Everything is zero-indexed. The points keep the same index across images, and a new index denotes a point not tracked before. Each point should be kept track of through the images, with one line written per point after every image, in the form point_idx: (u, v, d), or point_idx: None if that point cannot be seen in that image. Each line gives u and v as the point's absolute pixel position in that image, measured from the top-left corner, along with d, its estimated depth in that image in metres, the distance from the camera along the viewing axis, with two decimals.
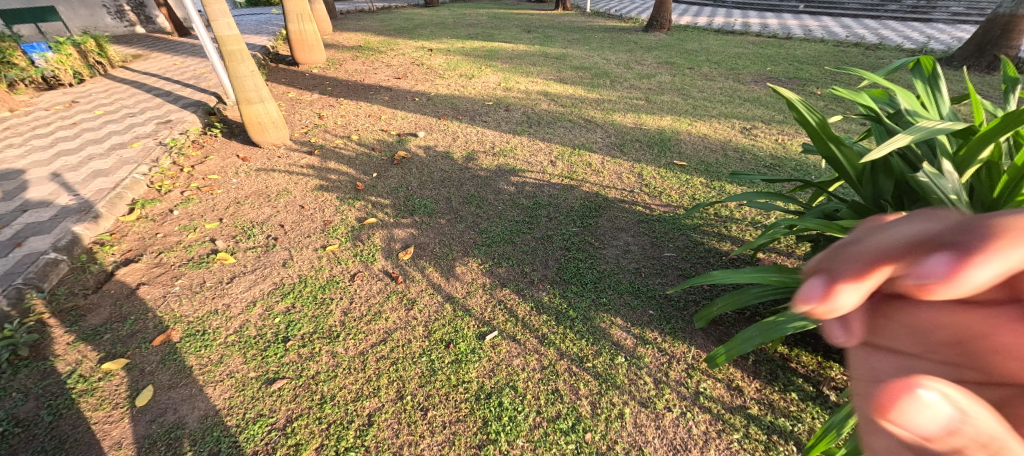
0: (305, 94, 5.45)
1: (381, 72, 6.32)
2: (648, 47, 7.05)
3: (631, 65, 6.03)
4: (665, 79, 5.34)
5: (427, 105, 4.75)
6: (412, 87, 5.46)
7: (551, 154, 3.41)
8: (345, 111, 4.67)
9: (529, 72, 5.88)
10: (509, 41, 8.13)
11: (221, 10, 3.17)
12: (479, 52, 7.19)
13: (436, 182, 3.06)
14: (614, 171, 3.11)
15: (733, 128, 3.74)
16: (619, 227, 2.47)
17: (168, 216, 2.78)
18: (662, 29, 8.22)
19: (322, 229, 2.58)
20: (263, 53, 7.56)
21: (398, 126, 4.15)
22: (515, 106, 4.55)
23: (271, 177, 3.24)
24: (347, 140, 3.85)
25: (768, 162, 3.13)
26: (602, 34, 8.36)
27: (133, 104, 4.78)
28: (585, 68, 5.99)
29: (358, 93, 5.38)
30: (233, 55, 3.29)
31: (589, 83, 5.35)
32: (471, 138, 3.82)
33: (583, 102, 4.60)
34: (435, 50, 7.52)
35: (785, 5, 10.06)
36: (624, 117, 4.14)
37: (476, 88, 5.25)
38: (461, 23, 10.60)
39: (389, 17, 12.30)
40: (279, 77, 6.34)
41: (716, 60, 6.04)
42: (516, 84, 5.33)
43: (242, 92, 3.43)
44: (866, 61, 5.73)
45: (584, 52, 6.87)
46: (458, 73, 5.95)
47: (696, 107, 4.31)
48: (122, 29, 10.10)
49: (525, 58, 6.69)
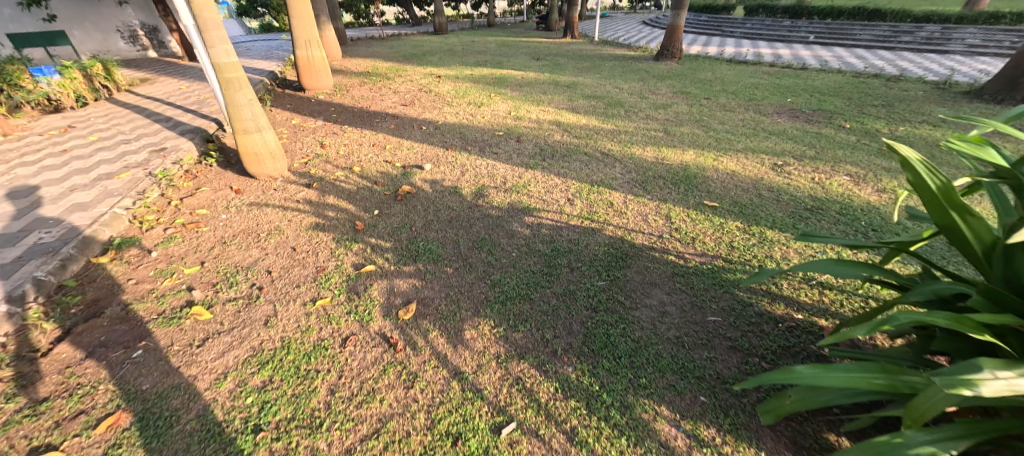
0: (309, 121, 5.30)
1: (389, 99, 6.20)
2: (660, 76, 6.93)
3: (645, 94, 5.87)
4: (682, 109, 5.15)
5: (435, 135, 4.55)
6: (420, 115, 5.30)
7: (568, 191, 3.15)
8: (349, 139, 4.48)
9: (540, 100, 5.72)
10: (518, 68, 8.07)
11: (220, 37, 2.98)
12: (488, 80, 7.09)
13: (443, 222, 2.80)
14: (638, 212, 2.83)
15: (763, 165, 3.48)
16: (651, 281, 2.16)
17: (145, 258, 2.50)
18: (673, 58, 8.18)
19: (314, 277, 2.28)
20: (271, 78, 7.51)
21: (404, 157, 3.93)
22: (526, 136, 4.34)
23: (264, 213, 2.98)
24: (349, 172, 3.62)
25: (808, 204, 2.84)
26: (613, 62, 8.30)
27: (130, 130, 4.61)
28: (598, 97, 5.84)
29: (365, 120, 5.22)
30: (230, 83, 3.09)
31: (603, 112, 5.16)
32: (480, 170, 3.58)
33: (598, 132, 4.39)
34: (443, 77, 7.44)
35: (795, 36, 10.03)
36: (643, 150, 3.91)
37: (486, 117, 5.07)
38: (470, 50, 10.65)
39: (399, 44, 12.45)
40: (285, 103, 6.23)
41: (732, 91, 5.88)
42: (527, 113, 5.15)
43: (239, 122, 3.22)
44: (890, 93, 5.52)
45: (596, 81, 6.75)
46: (467, 101, 5.80)
47: (718, 140, 4.07)
48: (134, 53, 10.21)
49: (536, 86, 6.57)
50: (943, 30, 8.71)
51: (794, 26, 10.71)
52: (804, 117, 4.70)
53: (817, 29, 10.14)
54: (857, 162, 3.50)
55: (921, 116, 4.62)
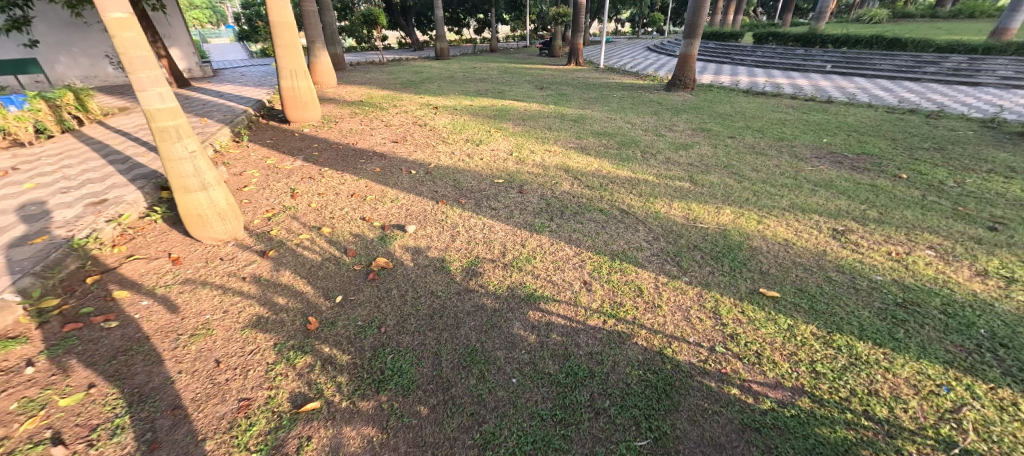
0: (286, 161, 4.74)
1: (379, 134, 5.67)
2: (674, 109, 6.42)
3: (661, 132, 5.33)
4: (705, 150, 4.58)
5: (425, 181, 3.96)
6: (410, 155, 4.73)
7: (583, 268, 2.51)
8: (327, 186, 3.90)
9: (546, 137, 5.17)
10: (521, 98, 7.59)
11: (151, 79, 2.40)
12: (489, 112, 6.57)
13: (423, 316, 2.14)
14: (676, 305, 2.18)
15: (820, 231, 2.86)
16: (713, 440, 1.48)
17: (17, 378, 1.84)
18: (685, 88, 7.71)
19: (231, 420, 1.61)
20: (257, 108, 7.03)
21: (385, 213, 3.32)
22: (530, 184, 3.75)
23: (196, 299, 2.34)
24: (317, 235, 3.01)
25: (897, 297, 2.19)
26: (621, 92, 7.83)
27: (76, 174, 4.02)
28: (608, 133, 5.28)
29: (349, 160, 4.66)
30: (165, 133, 2.51)
31: (617, 153, 4.58)
32: (476, 233, 2.97)
33: (614, 180, 3.80)
34: (441, 109, 6.94)
35: (811, 64, 9.59)
36: (669, 206, 3.30)
37: (484, 158, 4.50)
38: (471, 77, 10.26)
39: (398, 69, 12.11)
40: (265, 137, 5.69)
41: (757, 128, 5.33)
42: (531, 153, 4.59)
43: (177, 178, 2.64)
44: (936, 132, 4.95)
45: (605, 115, 6.22)
46: (464, 138, 5.25)
47: (757, 192, 3.46)
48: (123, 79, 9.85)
49: (540, 120, 6.05)
50: (970, 61, 8.24)
51: (808, 54, 10.28)
52: (848, 163, 4.11)
53: (833, 58, 9.71)
54: (934, 229, 2.87)
55: (984, 163, 4.02)
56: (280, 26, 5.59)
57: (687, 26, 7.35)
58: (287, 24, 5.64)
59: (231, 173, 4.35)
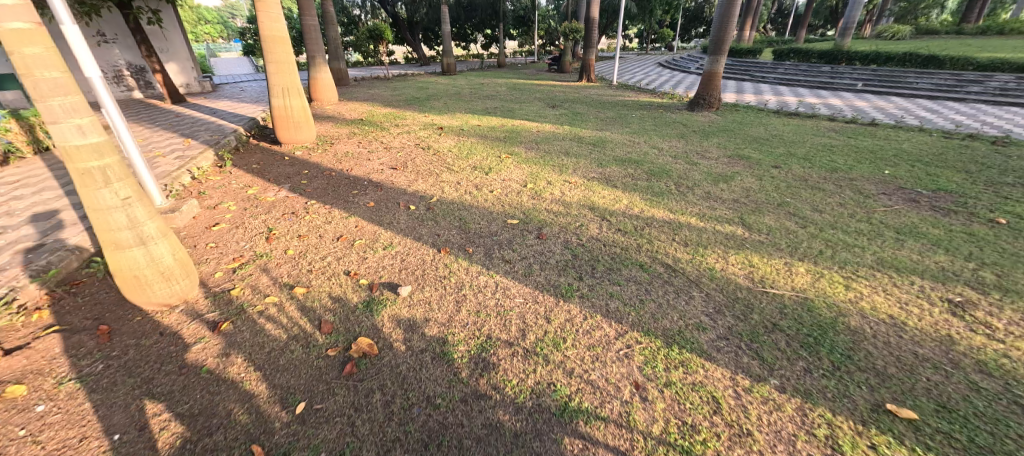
0: (270, 190, 4.19)
1: (377, 159, 5.12)
2: (702, 132, 5.83)
3: (694, 158, 4.73)
4: (750, 183, 3.97)
5: (425, 219, 3.36)
6: (411, 185, 4.15)
7: (631, 360, 1.87)
8: (311, 226, 3.32)
9: (563, 164, 4.60)
10: (532, 118, 7.07)
11: (69, 108, 1.85)
12: (499, 134, 6.03)
13: (413, 446, 1.50)
14: (775, 433, 1.52)
15: (933, 304, 2.21)
16: None
17: None
18: (710, 107, 7.13)
19: None
20: (249, 127, 6.54)
21: (376, 265, 2.72)
22: (551, 227, 3.15)
23: (109, 404, 1.72)
24: (287, 297, 2.40)
25: None
26: (640, 112, 7.30)
27: (24, 208, 3.47)
28: (634, 160, 4.70)
29: (341, 191, 4.09)
30: (89, 176, 1.95)
31: (647, 186, 3.98)
32: (486, 297, 2.35)
33: (650, 222, 3.19)
34: (446, 129, 6.41)
35: (840, 82, 9.02)
36: (726, 259, 2.66)
37: (495, 190, 3.91)
38: (478, 94, 9.81)
39: (404, 85, 11.71)
40: (252, 161, 5.16)
41: (801, 155, 4.73)
42: (549, 185, 4.01)
43: (106, 232, 2.06)
44: (1014, 163, 4.31)
45: (627, 138, 5.65)
46: (472, 164, 4.69)
47: (830, 243, 2.83)
48: (118, 94, 9.54)
49: (555, 143, 5.48)
50: (1017, 80, 7.62)
51: (834, 72, 9.71)
52: (925, 202, 3.48)
53: (863, 76, 9.13)
54: None
55: None
56: (272, 40, 5.11)
57: (713, 41, 6.82)
58: (280, 38, 5.16)
59: (205, 206, 3.79)
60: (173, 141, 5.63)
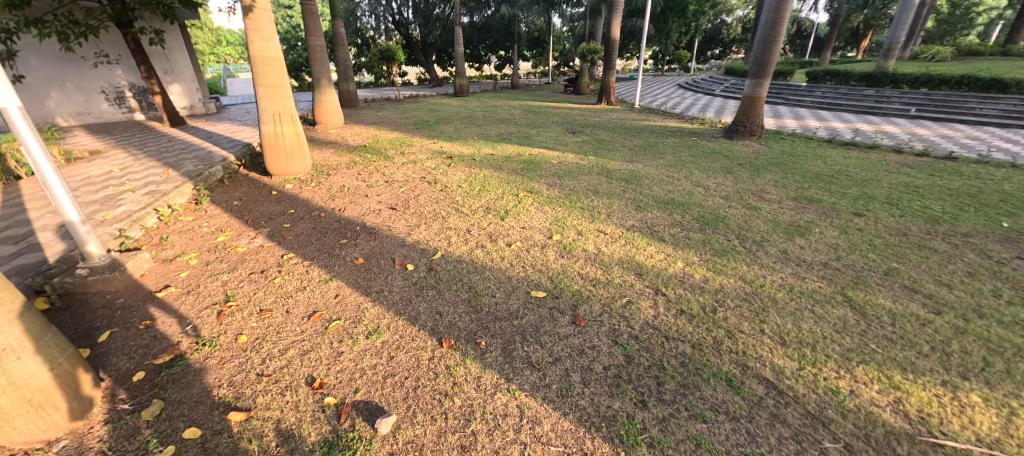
0: (244, 236, 3.50)
1: (376, 195, 4.44)
2: (750, 165, 5.07)
3: (750, 200, 3.95)
4: (834, 238, 3.16)
5: (425, 287, 2.61)
6: (412, 233, 3.44)
7: None
8: (279, 294, 2.59)
9: (594, 207, 3.86)
10: (552, 145, 6.42)
11: None
12: (515, 165, 5.33)
13: None
14: None
15: None
16: None
17: None
18: (752, 135, 6.36)
19: None
20: (241, 154, 5.96)
21: (353, 365, 1.95)
22: (590, 304, 2.38)
23: None
24: (215, 431, 1.64)
25: None
26: (671, 140, 6.60)
27: None
28: (678, 202, 3.94)
29: (327, 240, 3.38)
30: None
31: (703, 239, 3.20)
32: (506, 440, 1.56)
33: (723, 299, 2.39)
34: (457, 159, 5.75)
35: (889, 107, 8.21)
36: (849, 373, 1.85)
37: (513, 243, 3.17)
38: (492, 117, 9.25)
39: (415, 107, 11.26)
40: (235, 196, 4.52)
41: (883, 198, 3.92)
42: (580, 236, 3.26)
43: None
44: None
45: (663, 172, 4.90)
46: (486, 204, 3.98)
47: (995, 347, 1.98)
48: (119, 116, 9.37)
49: (581, 177, 4.77)
50: None
51: (881, 96, 8.90)
52: None
53: (916, 101, 8.30)
54: None
55: None
56: (263, 61, 4.53)
57: (755, 64, 6.12)
58: (273, 59, 4.58)
59: (161, 260, 3.11)
60: (152, 171, 5.03)
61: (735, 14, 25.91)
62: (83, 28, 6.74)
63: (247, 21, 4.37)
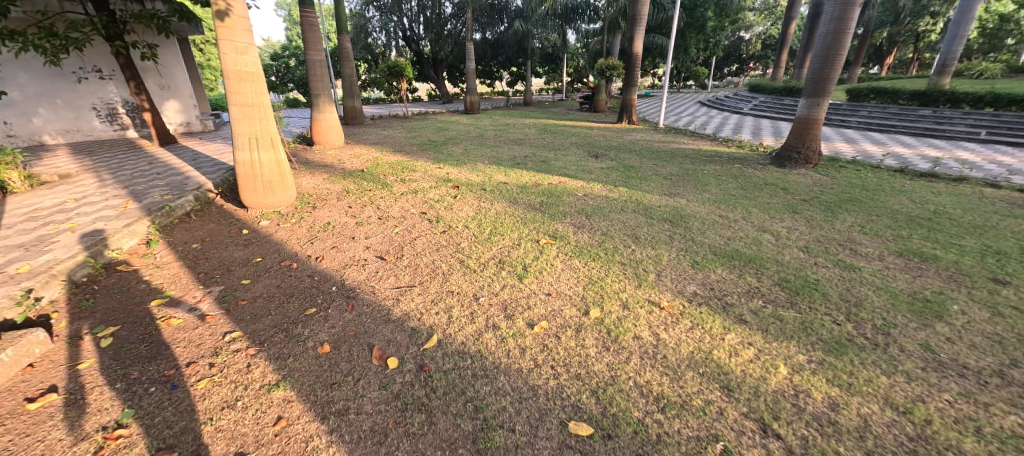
0: (187, 300, 2.71)
1: (364, 238, 3.64)
2: (819, 202, 4.18)
3: (840, 255, 3.07)
4: (992, 324, 2.24)
5: (409, 409, 1.75)
6: (401, 299, 2.61)
7: None
8: (197, 415, 1.76)
9: (638, 261, 3.01)
10: (573, 171, 5.66)
11: None
12: (533, 197, 4.52)
13: None
14: None
15: None
16: None
17: None
18: (807, 163, 5.47)
19: None
20: (222, 181, 5.27)
21: None
22: (666, 454, 1.50)
23: None
24: None
25: None
26: (710, 167, 5.76)
27: None
28: (745, 256, 3.07)
29: (290, 308, 2.57)
30: None
31: (798, 319, 2.31)
32: None
33: (880, 453, 1.49)
34: (465, 188, 4.97)
35: (953, 129, 7.27)
36: None
37: (537, 323, 2.31)
38: (505, 137, 8.56)
39: (423, 125, 10.66)
40: (197, 236, 3.76)
41: (1018, 254, 3.01)
42: (626, 311, 2.40)
43: None
44: None
45: (714, 209, 4.03)
46: (499, 254, 3.17)
47: None
48: (111, 133, 8.86)
49: (614, 217, 3.94)
50: None
51: (940, 117, 7.97)
52: None
53: (983, 122, 7.35)
54: None
55: None
56: (239, 76, 3.83)
57: (811, 81, 5.27)
58: (251, 74, 3.88)
59: (63, 340, 2.31)
60: (110, 203, 4.30)
61: (754, 30, 25.16)
62: (61, 41, 6.19)
63: (219, 30, 3.68)
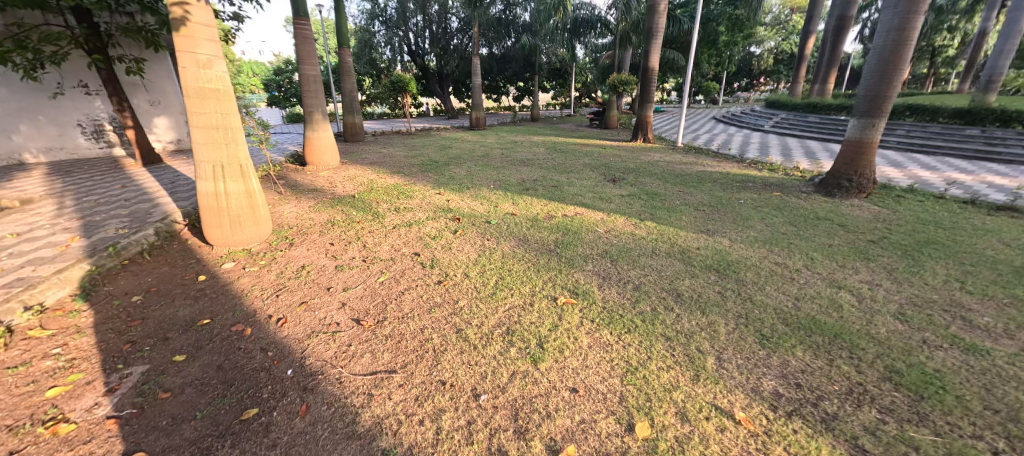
0: (92, 390, 2.04)
1: (341, 290, 2.97)
2: (891, 245, 3.47)
3: (953, 328, 2.35)
4: None
5: None
6: (375, 397, 1.91)
7: None
8: None
9: (687, 333, 2.31)
10: (590, 198, 5.02)
11: None
12: (546, 234, 3.87)
13: None
14: None
15: None
16: None
17: None
18: (861, 191, 4.77)
19: None
20: (194, 209, 4.67)
21: None
22: None
23: None
24: None
25: None
26: (745, 194, 5.08)
27: None
28: (827, 328, 2.36)
29: (223, 409, 1.88)
30: None
31: (942, 448, 1.59)
32: None
33: None
34: (467, 220, 4.35)
35: (1012, 151, 6.54)
36: None
37: (562, 448, 1.61)
38: (512, 156, 8.00)
39: (426, 142, 10.14)
40: (144, 284, 3.13)
41: None
42: (687, 426, 1.69)
43: None
44: None
45: (765, 254, 3.34)
46: (507, 320, 2.49)
47: None
48: (96, 151, 8.40)
49: (645, 262, 3.26)
50: None
51: (992, 137, 7.25)
52: None
53: None
54: None
55: None
56: (201, 94, 3.25)
57: (865, 99, 4.59)
58: (216, 92, 3.31)
59: None
60: (54, 239, 3.69)
61: (765, 44, 24.69)
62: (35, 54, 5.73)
63: (178, 40, 3.11)
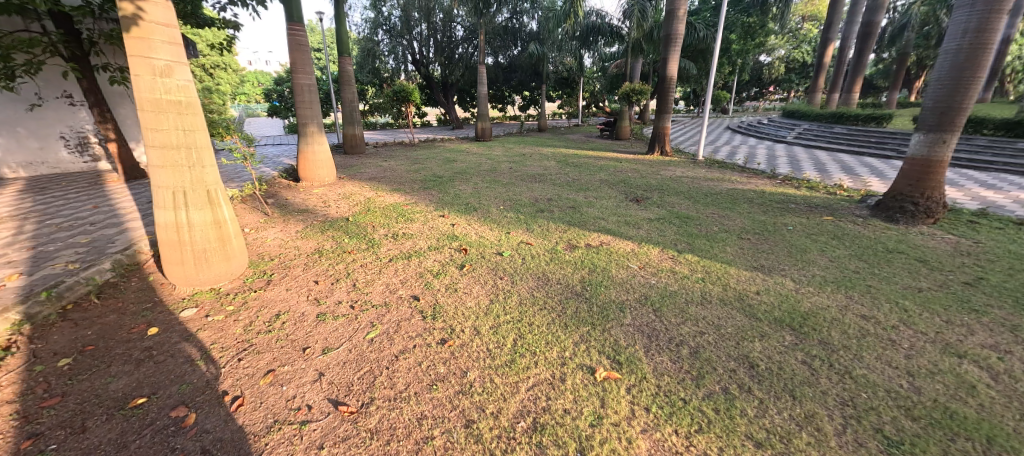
0: None
1: (320, 352, 2.37)
2: (997, 291, 2.83)
3: None
4: None
5: None
6: None
7: None
8: None
9: (782, 435, 1.68)
10: (614, 222, 4.42)
11: None
12: (570, 271, 3.26)
13: None
14: None
15: None
16: None
17: None
18: (929, 217, 4.14)
19: None
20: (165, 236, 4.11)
21: None
22: None
23: None
24: None
25: None
26: (791, 218, 4.47)
27: None
28: (973, 427, 1.72)
29: None
30: None
31: None
32: None
33: None
34: (475, 250, 3.75)
35: None
36: None
37: None
38: (522, 171, 7.44)
39: (430, 155, 9.62)
40: (81, 339, 2.53)
41: None
42: None
43: None
44: None
45: (845, 303, 2.71)
46: (532, 407, 1.87)
47: None
48: (81, 165, 7.95)
49: (697, 313, 2.63)
50: None
51: None
52: None
53: None
54: None
55: None
56: (159, 107, 2.70)
57: (933, 111, 4.00)
58: (178, 104, 2.77)
59: None
60: None
61: (776, 53, 24.18)
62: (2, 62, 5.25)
63: (129, 42, 2.56)
